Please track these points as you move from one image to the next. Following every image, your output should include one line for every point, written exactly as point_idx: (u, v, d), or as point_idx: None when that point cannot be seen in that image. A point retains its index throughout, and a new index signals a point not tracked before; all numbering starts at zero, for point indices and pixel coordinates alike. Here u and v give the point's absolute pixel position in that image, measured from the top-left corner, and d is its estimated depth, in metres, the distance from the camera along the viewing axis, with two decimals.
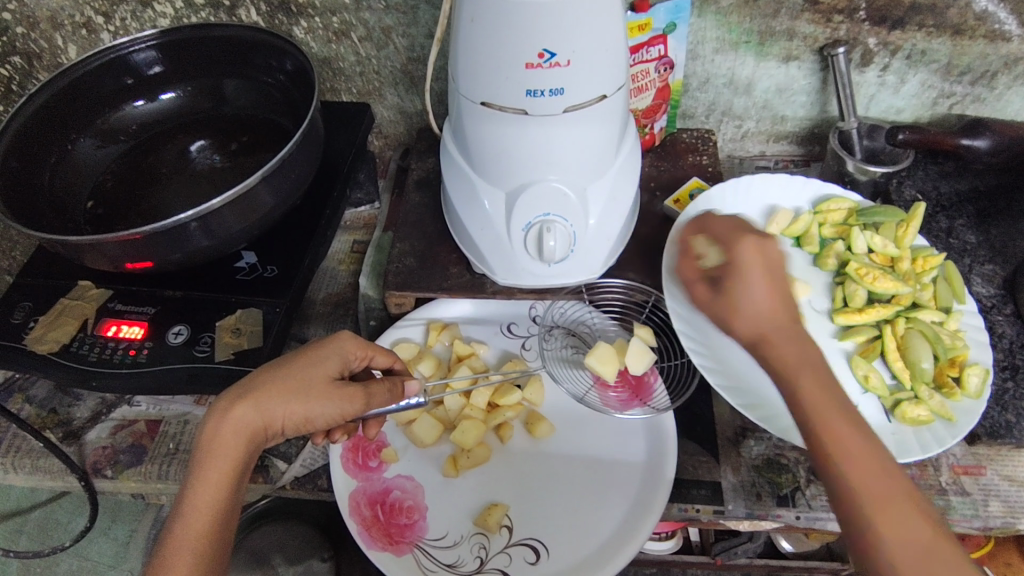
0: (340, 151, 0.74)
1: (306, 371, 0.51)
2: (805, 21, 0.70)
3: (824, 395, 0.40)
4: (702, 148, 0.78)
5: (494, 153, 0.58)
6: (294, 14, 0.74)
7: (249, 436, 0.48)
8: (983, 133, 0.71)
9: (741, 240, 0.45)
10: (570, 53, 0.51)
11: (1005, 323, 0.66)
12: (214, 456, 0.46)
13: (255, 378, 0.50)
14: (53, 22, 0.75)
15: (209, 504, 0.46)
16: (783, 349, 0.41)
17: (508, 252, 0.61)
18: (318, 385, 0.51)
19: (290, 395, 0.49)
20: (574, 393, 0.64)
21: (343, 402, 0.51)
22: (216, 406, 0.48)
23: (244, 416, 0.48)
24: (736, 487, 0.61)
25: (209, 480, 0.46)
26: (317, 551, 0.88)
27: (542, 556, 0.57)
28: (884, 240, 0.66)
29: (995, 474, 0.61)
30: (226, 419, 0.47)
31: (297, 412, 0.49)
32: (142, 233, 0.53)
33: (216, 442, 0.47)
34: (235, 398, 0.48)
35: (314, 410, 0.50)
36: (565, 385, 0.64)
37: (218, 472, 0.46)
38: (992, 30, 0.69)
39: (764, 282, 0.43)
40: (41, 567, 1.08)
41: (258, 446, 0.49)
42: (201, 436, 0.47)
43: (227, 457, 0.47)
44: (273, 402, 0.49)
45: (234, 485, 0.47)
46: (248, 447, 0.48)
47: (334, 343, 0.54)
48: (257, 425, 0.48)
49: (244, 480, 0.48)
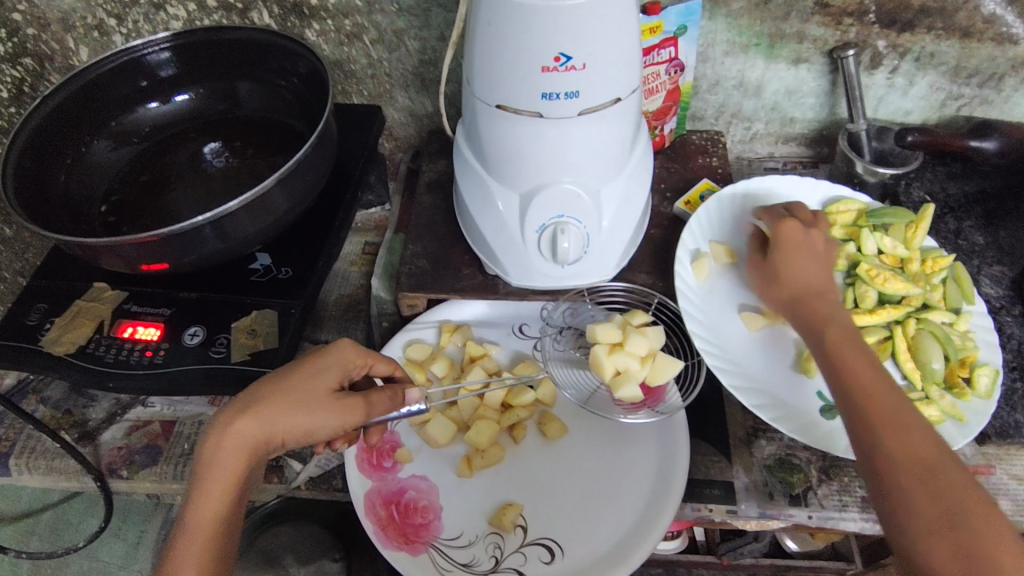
0: (352, 153, 0.75)
1: (309, 383, 0.51)
2: (814, 24, 0.71)
3: (847, 341, 0.51)
4: (711, 149, 0.79)
5: (508, 156, 0.58)
6: (306, 17, 0.74)
7: (250, 452, 0.48)
8: (991, 135, 0.72)
9: (788, 225, 0.58)
10: (586, 56, 0.52)
11: (1013, 323, 0.66)
12: (215, 469, 0.47)
13: (255, 392, 0.50)
14: (65, 24, 0.76)
15: (212, 519, 0.46)
16: (816, 309, 0.54)
17: (521, 254, 0.62)
18: (322, 397, 0.51)
19: (291, 407, 0.49)
20: (576, 400, 0.63)
21: (344, 414, 0.51)
22: (217, 422, 0.48)
23: (245, 431, 0.48)
24: (748, 486, 0.61)
25: (209, 496, 0.46)
26: (329, 552, 0.88)
27: (557, 555, 0.57)
28: (894, 241, 0.66)
29: (1004, 474, 0.62)
30: (226, 434, 0.47)
31: (299, 426, 0.49)
32: (159, 234, 0.53)
33: (216, 457, 0.47)
34: (237, 412, 0.48)
35: (316, 420, 0.50)
36: (568, 391, 0.64)
37: (219, 486, 0.47)
38: (1000, 33, 0.69)
39: (804, 258, 0.57)
40: (51, 568, 1.08)
41: (261, 458, 0.49)
42: (201, 452, 0.47)
43: (228, 471, 0.47)
44: (274, 415, 0.49)
45: (235, 501, 0.47)
46: (250, 462, 0.48)
47: (335, 354, 0.54)
48: (259, 438, 0.48)
49: (245, 492, 0.48)
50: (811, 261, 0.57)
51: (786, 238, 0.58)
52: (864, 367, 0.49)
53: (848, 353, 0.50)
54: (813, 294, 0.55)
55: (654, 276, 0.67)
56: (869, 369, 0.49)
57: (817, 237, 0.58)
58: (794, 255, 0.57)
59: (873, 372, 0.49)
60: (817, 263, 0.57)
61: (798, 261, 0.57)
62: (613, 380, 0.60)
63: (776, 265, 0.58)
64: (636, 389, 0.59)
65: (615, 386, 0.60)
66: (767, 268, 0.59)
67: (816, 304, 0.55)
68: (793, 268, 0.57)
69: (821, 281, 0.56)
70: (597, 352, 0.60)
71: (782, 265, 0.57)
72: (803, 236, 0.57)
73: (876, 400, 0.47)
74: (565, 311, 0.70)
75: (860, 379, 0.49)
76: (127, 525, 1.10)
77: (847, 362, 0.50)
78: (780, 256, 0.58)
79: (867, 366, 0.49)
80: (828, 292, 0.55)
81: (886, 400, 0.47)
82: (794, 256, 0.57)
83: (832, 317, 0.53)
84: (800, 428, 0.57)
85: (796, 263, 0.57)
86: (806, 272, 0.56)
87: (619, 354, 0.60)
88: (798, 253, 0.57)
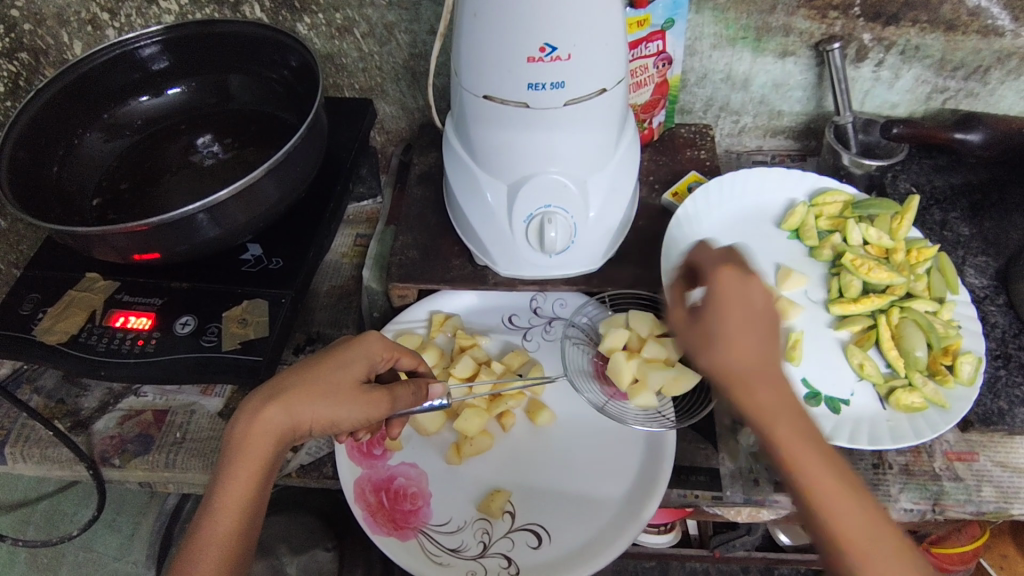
0: (343, 145, 0.75)
1: (333, 374, 0.52)
2: (800, 17, 0.72)
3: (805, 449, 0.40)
4: (699, 142, 0.80)
5: (495, 146, 0.59)
6: (297, 10, 0.75)
7: (277, 438, 0.49)
8: (977, 128, 0.73)
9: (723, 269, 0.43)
10: (571, 47, 0.52)
11: (997, 312, 0.67)
12: (242, 455, 0.48)
13: (284, 380, 0.51)
14: (60, 19, 0.76)
15: (236, 505, 0.47)
16: (761, 397, 0.41)
17: (509, 243, 0.62)
18: (346, 389, 0.52)
19: (317, 397, 0.50)
20: (595, 403, 0.63)
21: (369, 406, 0.52)
22: (243, 409, 0.49)
23: (274, 417, 0.49)
24: (733, 473, 0.62)
25: (237, 479, 0.47)
26: (321, 541, 0.89)
27: (545, 540, 0.58)
28: (879, 232, 0.67)
29: (988, 460, 0.62)
30: (256, 418, 0.48)
31: (325, 416, 0.50)
32: (149, 224, 0.54)
33: (245, 443, 0.48)
34: (265, 399, 0.49)
35: (340, 411, 0.51)
36: (586, 394, 0.64)
37: (245, 474, 0.47)
38: (985, 26, 0.70)
39: (744, 322, 0.41)
40: (47, 559, 1.09)
41: (286, 446, 0.50)
42: (230, 436, 0.48)
43: (256, 456, 0.48)
44: (301, 403, 0.50)
45: (259, 486, 0.48)
46: (275, 448, 0.49)
47: (361, 345, 0.54)
48: (286, 426, 0.49)
49: (271, 478, 0.49)
50: (749, 321, 0.41)
51: (719, 293, 0.42)
52: (842, 503, 0.40)
53: (813, 475, 0.40)
54: (755, 378, 0.41)
55: (642, 267, 0.67)
56: (836, 487, 0.40)
57: (760, 285, 0.42)
58: (732, 321, 0.41)
59: (842, 491, 0.40)
60: (755, 329, 0.41)
61: (738, 330, 0.41)
62: (631, 387, 0.62)
63: (709, 331, 0.42)
64: (652, 397, 0.61)
65: (631, 393, 0.61)
66: (694, 329, 0.43)
67: (761, 392, 0.41)
68: (732, 335, 0.41)
69: (760, 354, 0.41)
70: (614, 359, 0.62)
71: (717, 334, 0.42)
72: (743, 290, 0.42)
73: (859, 543, 0.39)
74: (553, 302, 0.72)
75: (829, 507, 0.40)
76: (121, 517, 1.10)
77: (821, 495, 0.40)
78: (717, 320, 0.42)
79: (833, 482, 0.40)
80: (771, 366, 0.41)
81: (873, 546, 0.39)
82: (730, 318, 0.42)
83: (781, 407, 0.41)
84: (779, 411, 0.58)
85: (727, 337, 0.41)
86: (741, 344, 0.41)
87: (636, 361, 0.62)
88: (737, 314, 0.42)
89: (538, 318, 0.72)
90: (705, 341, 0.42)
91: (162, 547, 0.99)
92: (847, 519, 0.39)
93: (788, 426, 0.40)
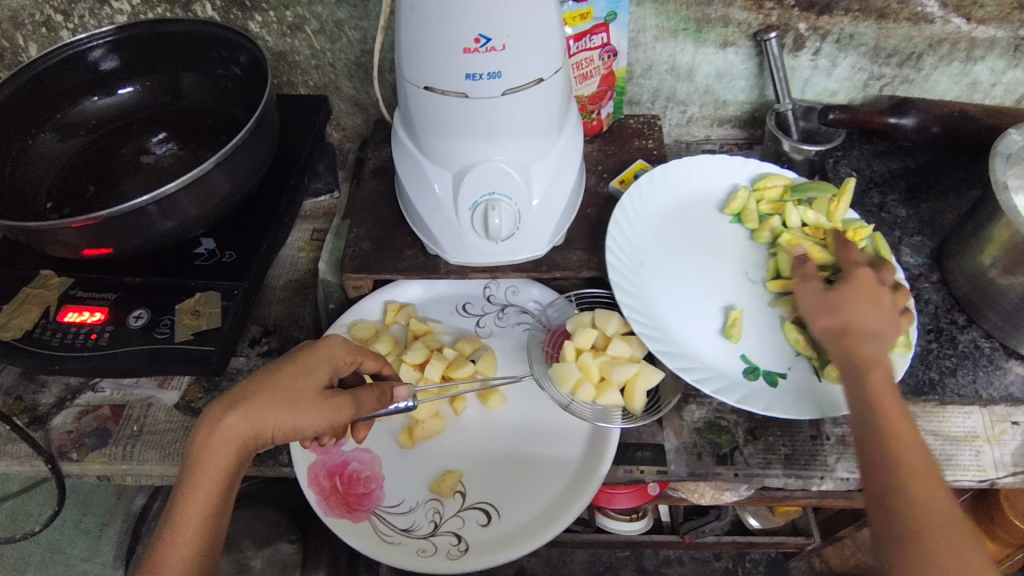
0: (298, 141, 0.77)
1: (297, 381, 0.53)
2: (737, 8, 0.74)
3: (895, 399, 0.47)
4: (647, 132, 0.82)
5: (439, 136, 0.61)
6: (248, 9, 0.76)
7: (239, 446, 0.49)
8: (909, 112, 0.76)
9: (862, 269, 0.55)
10: (505, 38, 0.54)
11: (931, 289, 0.70)
12: (205, 463, 0.48)
13: (246, 389, 0.51)
14: (15, 21, 0.78)
15: (198, 512, 0.47)
16: (866, 344, 0.50)
17: (456, 231, 0.64)
18: (309, 396, 0.52)
19: (282, 406, 0.51)
20: (560, 401, 0.63)
21: (333, 413, 0.53)
22: (207, 415, 0.50)
23: (235, 426, 0.49)
24: (678, 448, 0.64)
25: (201, 487, 0.48)
26: (286, 534, 0.91)
27: (494, 518, 0.60)
28: (817, 214, 0.69)
29: (921, 430, 0.65)
30: (218, 427, 0.49)
31: (288, 423, 0.51)
32: (98, 218, 0.55)
33: (207, 451, 0.48)
34: (226, 408, 0.50)
35: (304, 419, 0.51)
36: (552, 392, 0.64)
37: (208, 485, 0.48)
38: (915, 13, 0.72)
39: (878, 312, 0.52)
40: (14, 560, 1.10)
41: (249, 453, 0.51)
42: (191, 442, 0.49)
43: (218, 463, 0.48)
44: (264, 411, 0.50)
45: (223, 492, 0.49)
46: (238, 455, 0.50)
47: (325, 349, 0.55)
48: (249, 434, 0.50)
49: (233, 485, 0.50)
50: (875, 306, 0.52)
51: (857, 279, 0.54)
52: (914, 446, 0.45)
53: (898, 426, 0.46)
54: (870, 335, 0.50)
55: (588, 252, 0.70)
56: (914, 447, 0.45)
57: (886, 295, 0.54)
58: (864, 297, 0.52)
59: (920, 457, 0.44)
60: (883, 313, 0.52)
61: (864, 304, 0.52)
62: (597, 386, 0.62)
63: (837, 297, 0.53)
64: (617, 395, 0.61)
65: (598, 392, 0.62)
66: (827, 296, 0.53)
67: (865, 343, 0.50)
68: (860, 305, 0.52)
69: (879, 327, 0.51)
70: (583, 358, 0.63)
71: (847, 297, 0.53)
72: (875, 286, 0.53)
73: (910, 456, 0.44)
74: (506, 289, 0.74)
75: (910, 473, 0.44)
76: (88, 517, 1.10)
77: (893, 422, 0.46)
78: (848, 291, 0.53)
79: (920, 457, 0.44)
80: (883, 337, 0.51)
81: (916, 470, 0.44)
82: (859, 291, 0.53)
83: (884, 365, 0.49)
84: (741, 398, 0.59)
85: (861, 308, 0.52)
86: (873, 318, 0.51)
87: (602, 359, 0.63)
88: (869, 300, 0.52)
89: (491, 305, 0.74)
90: (832, 303, 0.53)
91: (129, 545, 1.00)
92: (935, 501, 0.43)
93: (894, 404, 0.47)
